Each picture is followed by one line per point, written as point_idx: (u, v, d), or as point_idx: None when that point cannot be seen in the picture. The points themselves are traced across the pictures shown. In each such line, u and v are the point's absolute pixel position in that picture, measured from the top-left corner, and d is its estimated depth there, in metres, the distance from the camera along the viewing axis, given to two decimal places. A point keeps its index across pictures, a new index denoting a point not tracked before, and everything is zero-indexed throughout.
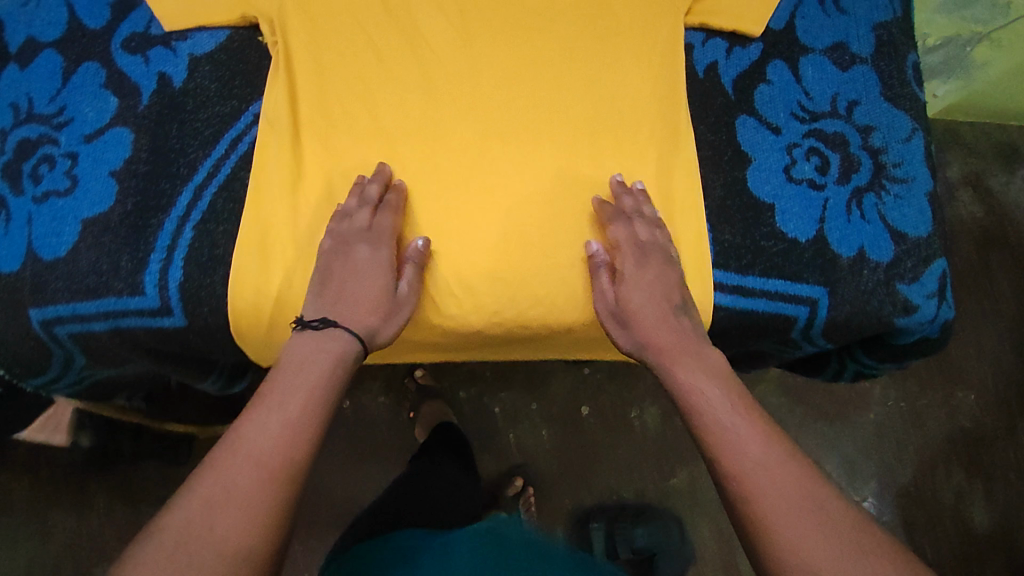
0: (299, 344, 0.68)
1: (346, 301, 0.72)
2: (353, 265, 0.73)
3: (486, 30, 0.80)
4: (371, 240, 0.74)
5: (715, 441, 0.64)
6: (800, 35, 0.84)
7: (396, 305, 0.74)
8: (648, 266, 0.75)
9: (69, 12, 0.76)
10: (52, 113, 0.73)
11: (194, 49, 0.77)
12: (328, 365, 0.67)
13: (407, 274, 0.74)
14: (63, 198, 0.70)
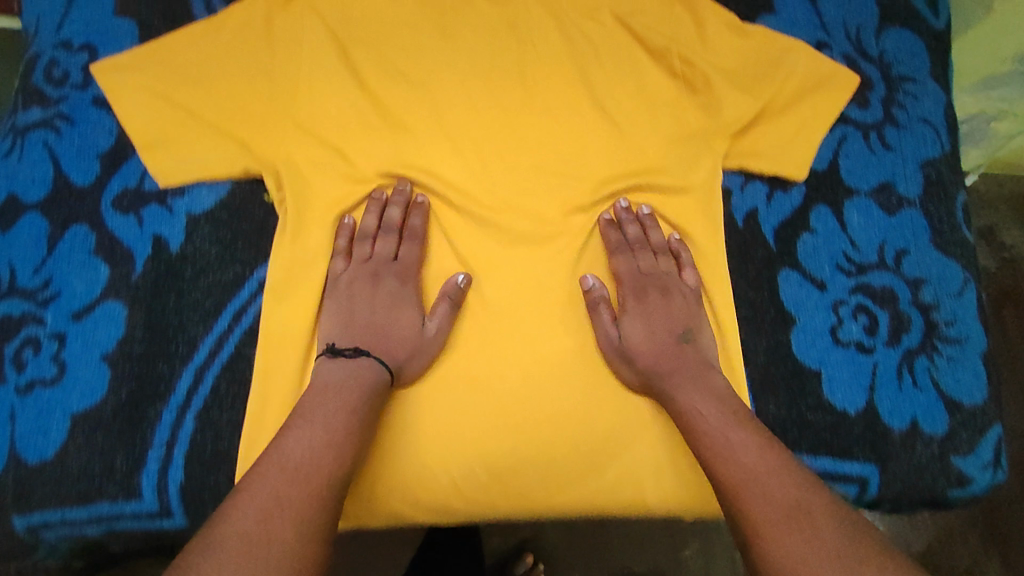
0: (327, 368, 0.65)
1: (375, 331, 0.68)
2: (380, 295, 0.70)
3: (510, 179, 0.75)
4: (399, 271, 0.71)
5: (737, 476, 0.59)
6: (845, 177, 0.78)
7: (426, 343, 0.69)
8: (645, 303, 0.72)
9: (55, 168, 0.70)
10: (36, 286, 0.67)
11: (192, 208, 0.71)
12: (357, 394, 0.62)
13: (438, 311, 0.70)
14: (50, 388, 0.64)
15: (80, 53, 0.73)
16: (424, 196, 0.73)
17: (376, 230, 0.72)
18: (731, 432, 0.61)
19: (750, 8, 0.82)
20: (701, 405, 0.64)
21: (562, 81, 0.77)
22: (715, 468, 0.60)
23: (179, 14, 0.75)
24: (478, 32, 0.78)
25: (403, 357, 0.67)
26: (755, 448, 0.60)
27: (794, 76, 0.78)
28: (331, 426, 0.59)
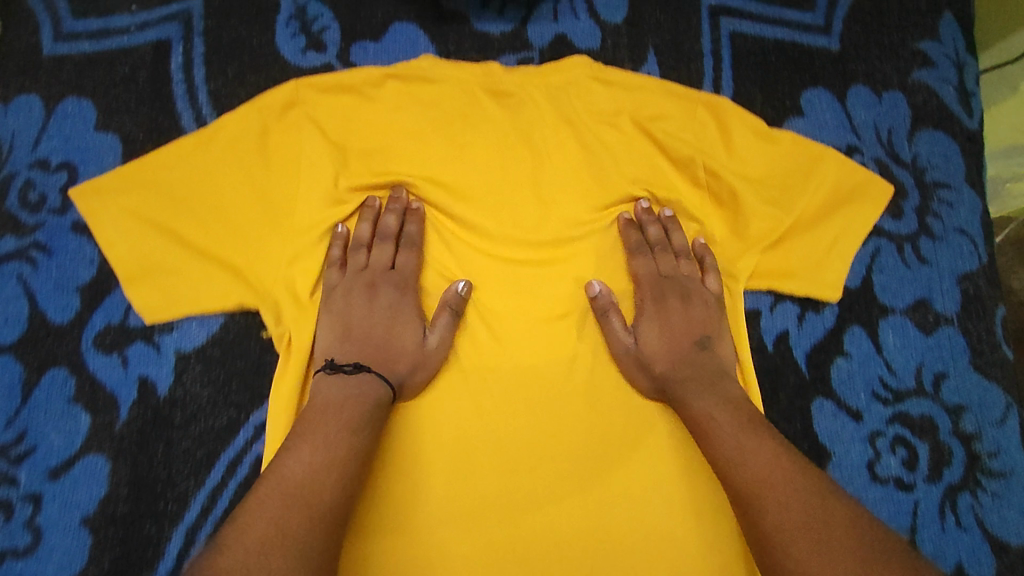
0: (325, 388, 0.61)
1: (375, 344, 0.64)
2: (377, 306, 0.66)
3: (524, 306, 0.69)
4: (397, 281, 0.67)
5: (758, 489, 0.54)
6: (879, 293, 0.74)
7: (428, 358, 0.65)
8: (663, 307, 0.69)
9: (31, 304, 0.65)
10: (10, 441, 0.62)
11: (182, 345, 0.66)
12: (356, 415, 0.58)
13: (440, 324, 0.66)
14: (24, 557, 0.60)
15: (58, 173, 0.68)
16: (420, 203, 0.70)
17: (372, 240, 0.69)
18: (753, 443, 0.57)
19: (777, 110, 0.77)
20: (719, 414, 0.60)
21: (578, 194, 0.72)
22: (737, 479, 0.56)
23: (166, 126, 0.70)
24: (488, 140, 0.72)
25: (403, 371, 0.63)
26: (780, 460, 0.55)
27: (825, 187, 0.73)
28: (331, 445, 0.55)
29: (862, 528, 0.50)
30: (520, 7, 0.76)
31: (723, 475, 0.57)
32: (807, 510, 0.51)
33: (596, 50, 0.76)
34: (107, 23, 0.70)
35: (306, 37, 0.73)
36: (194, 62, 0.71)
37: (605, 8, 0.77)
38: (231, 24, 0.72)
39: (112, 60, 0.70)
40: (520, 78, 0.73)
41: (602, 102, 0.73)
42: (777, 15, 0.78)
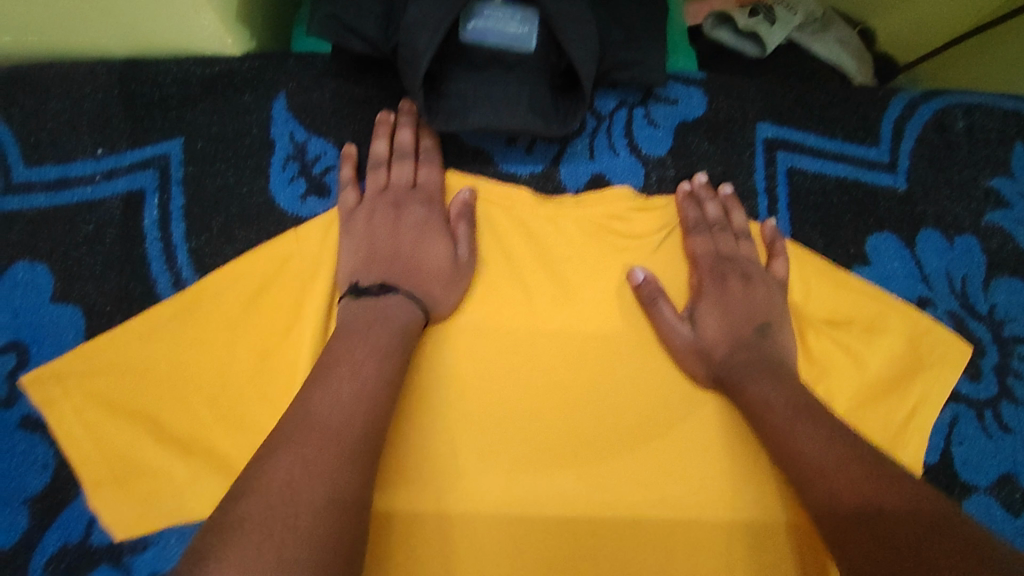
0: (353, 312, 0.55)
1: (403, 265, 0.57)
2: (404, 220, 0.59)
3: (559, 504, 0.59)
4: (423, 197, 0.61)
5: (826, 480, 0.49)
6: (959, 470, 0.65)
7: (459, 269, 0.59)
8: (724, 288, 0.62)
9: None
10: None
11: (158, 567, 0.54)
12: (382, 344, 0.52)
13: (463, 234, 0.60)
14: None
15: (3, 358, 0.56)
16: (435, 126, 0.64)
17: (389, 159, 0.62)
18: (813, 432, 0.52)
19: (840, 256, 0.69)
20: (778, 399, 0.55)
21: (625, 370, 0.62)
22: (800, 473, 0.51)
23: (138, 295, 0.59)
24: (516, 304, 0.62)
25: (435, 294, 0.57)
26: (848, 452, 0.50)
27: (898, 347, 0.66)
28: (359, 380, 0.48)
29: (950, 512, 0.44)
30: (553, 143, 0.66)
31: (787, 464, 0.52)
32: (871, 506, 0.46)
33: (640, 190, 0.67)
34: (67, 171, 0.59)
35: (306, 181, 0.63)
36: (172, 218, 0.60)
37: (647, 140, 0.67)
38: (215, 169, 0.61)
39: (74, 216, 0.59)
40: (552, 211, 0.65)
41: (645, 253, 0.65)
42: (840, 150, 0.70)
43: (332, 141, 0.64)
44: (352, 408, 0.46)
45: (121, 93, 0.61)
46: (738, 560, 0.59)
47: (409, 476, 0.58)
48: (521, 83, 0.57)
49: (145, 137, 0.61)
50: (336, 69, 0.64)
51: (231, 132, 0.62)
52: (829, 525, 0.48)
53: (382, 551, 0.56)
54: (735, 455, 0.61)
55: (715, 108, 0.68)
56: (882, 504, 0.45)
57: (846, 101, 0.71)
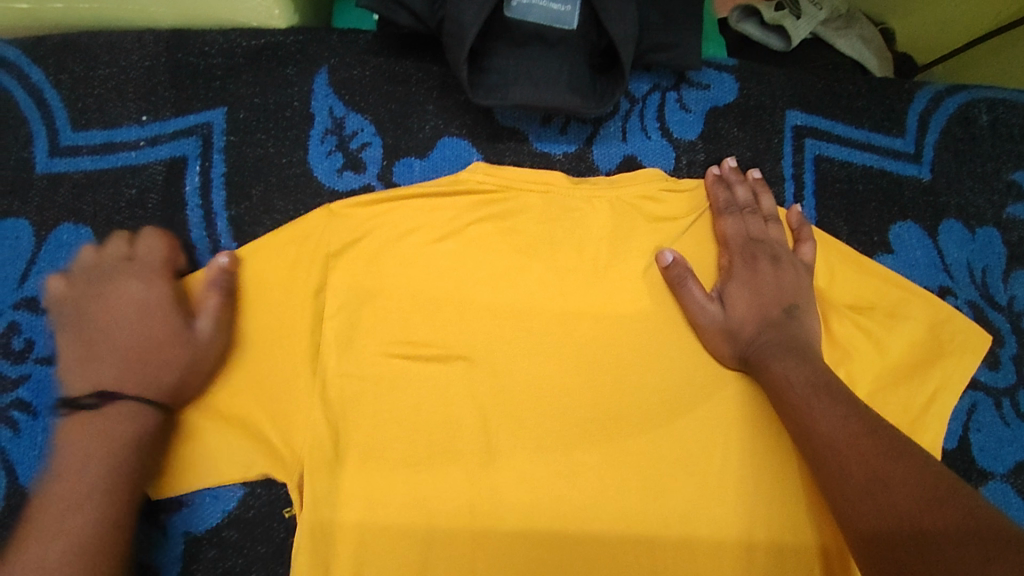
0: (72, 434, 0.51)
1: (111, 359, 0.53)
2: (118, 301, 0.55)
3: (584, 479, 0.59)
4: (139, 271, 0.56)
5: (843, 454, 0.50)
6: (977, 456, 0.67)
7: (198, 347, 0.55)
8: (754, 269, 0.63)
9: (9, 479, 0.54)
10: None
11: (192, 527, 0.57)
12: (109, 447, 0.50)
13: (207, 306, 0.56)
14: None
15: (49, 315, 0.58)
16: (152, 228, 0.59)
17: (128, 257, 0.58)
18: (829, 407, 0.53)
19: (863, 244, 0.70)
20: (800, 376, 0.56)
21: (653, 350, 0.63)
22: (814, 448, 0.52)
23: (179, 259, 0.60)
24: (546, 281, 0.63)
25: (168, 381, 0.54)
26: (868, 427, 0.51)
27: (917, 334, 0.66)
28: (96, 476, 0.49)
29: (949, 475, 0.45)
30: (586, 124, 0.68)
31: (803, 441, 0.53)
32: (874, 476, 0.47)
33: (671, 172, 0.68)
34: (113, 137, 0.61)
35: (343, 155, 0.64)
36: (213, 185, 0.61)
37: (679, 124, 0.69)
38: (256, 139, 0.63)
39: (117, 180, 0.60)
40: (588, 191, 0.65)
41: (673, 235, 0.66)
42: (866, 139, 0.72)
43: (370, 117, 0.65)
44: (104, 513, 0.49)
45: (169, 61, 0.62)
46: (760, 537, 0.59)
47: (435, 446, 0.58)
48: (562, 63, 0.59)
49: (189, 106, 0.62)
50: (378, 46, 0.65)
51: (273, 104, 0.63)
52: (836, 496, 0.49)
53: (413, 516, 0.57)
54: (757, 435, 0.62)
55: (746, 93, 0.70)
56: (883, 474, 0.47)
57: (872, 92, 0.72)
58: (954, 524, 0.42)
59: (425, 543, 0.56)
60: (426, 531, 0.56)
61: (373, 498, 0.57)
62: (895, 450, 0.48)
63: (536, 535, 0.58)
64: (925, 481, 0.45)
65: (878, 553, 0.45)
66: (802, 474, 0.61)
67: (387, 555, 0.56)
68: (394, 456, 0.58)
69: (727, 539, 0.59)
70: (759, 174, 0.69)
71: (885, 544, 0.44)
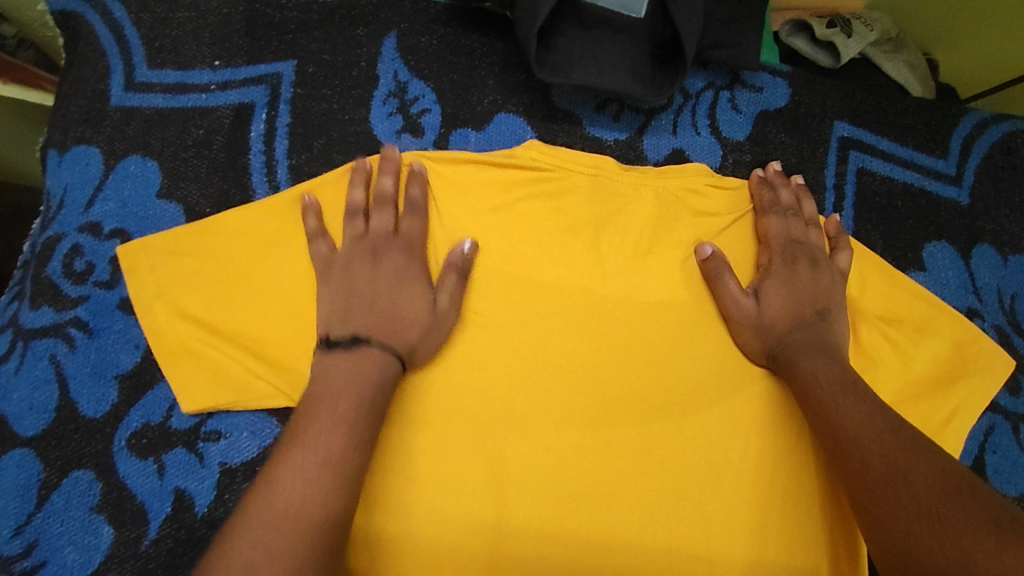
0: (314, 388, 0.51)
1: (415, 325, 0.55)
2: (380, 261, 0.57)
3: (608, 456, 0.60)
4: (401, 245, 0.58)
5: (865, 449, 0.51)
6: (992, 477, 0.68)
7: (442, 321, 0.58)
8: (791, 269, 0.64)
9: (61, 392, 0.57)
10: (17, 553, 0.54)
11: (227, 457, 0.58)
12: (352, 398, 0.50)
13: (447, 284, 0.59)
14: None
15: (110, 241, 0.60)
16: (419, 164, 0.62)
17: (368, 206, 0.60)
18: (853, 405, 0.55)
19: (897, 258, 0.71)
20: (827, 374, 0.58)
21: (685, 338, 0.64)
22: (837, 442, 0.54)
23: (236, 202, 0.62)
24: (590, 258, 0.64)
25: (417, 338, 0.55)
26: (891, 424, 0.52)
27: (942, 352, 0.68)
28: (340, 426, 0.48)
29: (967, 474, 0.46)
30: (639, 114, 0.70)
31: (827, 436, 0.55)
32: (894, 469, 0.49)
33: (716, 168, 0.70)
34: (185, 78, 0.64)
35: (402, 118, 0.66)
36: (277, 133, 0.64)
37: (728, 123, 0.71)
38: (321, 95, 0.65)
39: (186, 119, 0.63)
40: (636, 178, 0.67)
41: (714, 230, 0.67)
42: (909, 157, 0.73)
43: (432, 86, 0.67)
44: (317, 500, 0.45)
45: (246, 11, 0.65)
46: (773, 529, 0.61)
47: (466, 409, 0.60)
48: (626, 50, 0.62)
49: (260, 56, 0.65)
50: (446, 17, 0.68)
51: (341, 62, 0.66)
52: (857, 491, 0.50)
53: (441, 472, 0.58)
54: (779, 432, 0.63)
55: (797, 100, 0.73)
56: (903, 469, 0.48)
57: (919, 112, 0.75)
58: (966, 516, 0.43)
59: (451, 499, 0.58)
60: (451, 486, 0.58)
61: (403, 450, 0.58)
62: (916, 450, 0.49)
63: (558, 503, 0.59)
64: (939, 480, 0.46)
65: (891, 545, 0.46)
66: (818, 474, 0.62)
67: (413, 506, 0.57)
68: (427, 413, 0.59)
69: (742, 528, 0.60)
70: (802, 180, 0.71)
71: (896, 535, 0.45)
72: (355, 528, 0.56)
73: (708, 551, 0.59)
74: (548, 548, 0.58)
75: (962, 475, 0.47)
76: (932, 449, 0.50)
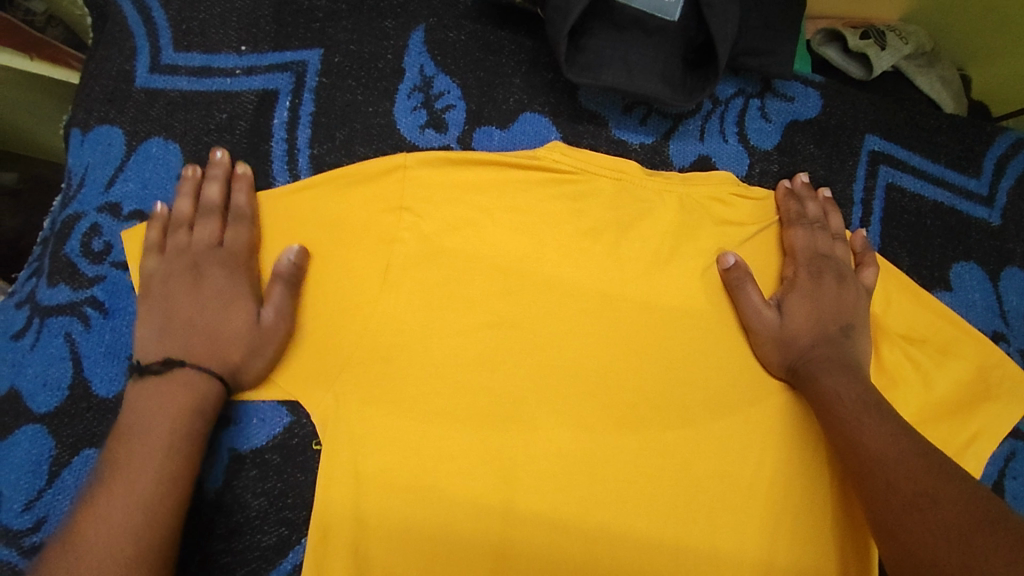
0: (137, 400, 0.52)
1: (227, 363, 0.54)
2: (191, 297, 0.56)
3: (619, 462, 0.59)
4: (223, 259, 0.57)
5: (888, 472, 0.50)
6: (1010, 504, 0.66)
7: (271, 337, 0.56)
8: (817, 282, 0.63)
9: (74, 370, 0.56)
10: (25, 530, 0.54)
11: (237, 443, 0.58)
12: (183, 409, 0.52)
13: (273, 296, 0.57)
14: None
15: (129, 222, 0.60)
16: (246, 168, 0.60)
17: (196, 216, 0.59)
18: (876, 426, 0.54)
19: (923, 277, 0.70)
20: (850, 393, 0.57)
21: (702, 348, 0.63)
22: (859, 463, 0.53)
23: (257, 189, 0.62)
24: (609, 261, 0.63)
25: (236, 362, 0.55)
26: (916, 447, 0.51)
27: (966, 375, 0.66)
28: (163, 438, 0.51)
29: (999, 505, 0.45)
30: (666, 119, 0.69)
31: (849, 455, 0.54)
32: (921, 492, 0.48)
33: (742, 177, 0.69)
34: (211, 62, 0.63)
35: (427, 113, 0.65)
36: (300, 121, 0.63)
37: (757, 132, 0.70)
38: (346, 85, 0.64)
39: (210, 103, 0.62)
40: (660, 184, 0.66)
41: (736, 240, 0.66)
42: (940, 175, 0.72)
43: (457, 81, 0.66)
44: (149, 489, 0.49)
45: None
46: (784, 547, 0.59)
47: (477, 410, 0.59)
48: (657, 53, 0.60)
49: (287, 43, 0.64)
50: (476, 13, 0.67)
51: (367, 53, 0.65)
52: (883, 512, 0.49)
53: (449, 470, 0.57)
54: (795, 448, 0.62)
55: (828, 111, 0.71)
56: (929, 493, 0.47)
57: (952, 129, 0.73)
58: (997, 549, 0.41)
59: (459, 498, 0.57)
60: (458, 484, 0.57)
61: (412, 447, 0.57)
62: (942, 476, 0.48)
63: (565, 509, 0.58)
64: (968, 510, 0.45)
65: (916, 570, 0.45)
66: (832, 494, 0.61)
67: (420, 504, 0.56)
68: (436, 410, 0.58)
69: (753, 543, 0.59)
70: (830, 193, 0.69)
71: (926, 561, 0.44)
72: (361, 521, 0.56)
73: (717, 566, 0.58)
74: (553, 554, 0.57)
75: (992, 505, 0.45)
76: (959, 475, 0.49)
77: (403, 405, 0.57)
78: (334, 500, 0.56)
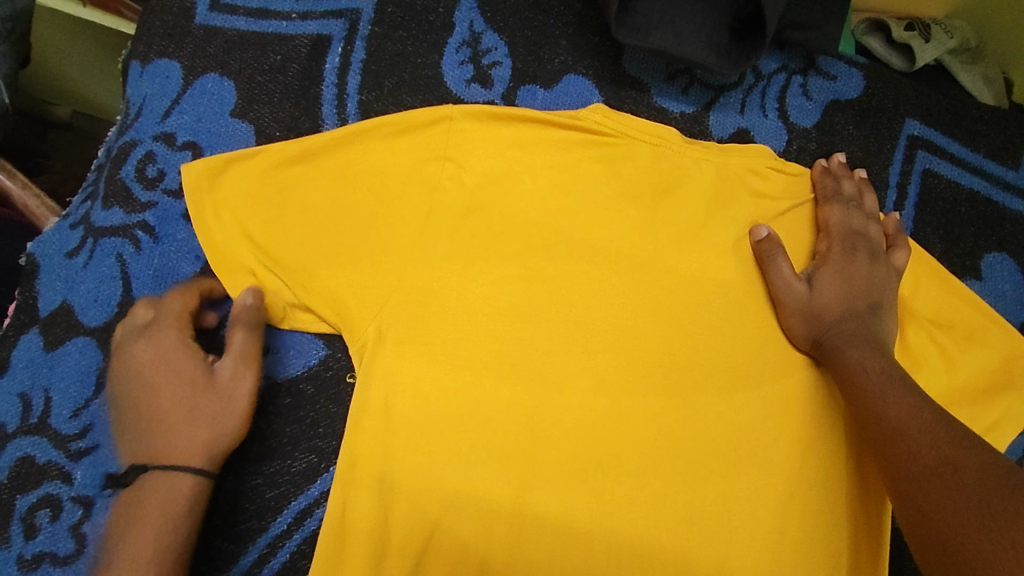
0: (124, 506, 0.55)
1: (196, 435, 0.56)
2: (150, 390, 0.56)
3: (640, 418, 0.61)
4: (172, 348, 0.57)
5: (909, 440, 0.51)
6: None
7: (234, 392, 0.58)
8: (850, 259, 0.64)
9: (123, 289, 0.61)
10: (71, 435, 0.59)
11: (274, 372, 0.64)
12: (164, 519, 0.54)
13: (234, 349, 0.58)
14: (58, 567, 0.57)
15: (182, 152, 0.63)
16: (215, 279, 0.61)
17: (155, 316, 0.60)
18: (900, 398, 0.54)
19: (954, 263, 0.70)
20: (875, 366, 0.57)
21: (729, 316, 0.64)
22: (883, 431, 0.53)
23: (306, 129, 0.64)
24: (643, 223, 0.64)
25: (206, 438, 0.56)
26: (937, 417, 0.51)
27: (991, 362, 0.66)
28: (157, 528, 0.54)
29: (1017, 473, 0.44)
30: (708, 89, 0.70)
31: (871, 424, 0.55)
32: (943, 461, 0.48)
33: (779, 152, 0.70)
34: (269, 5, 0.66)
35: (473, 67, 0.67)
36: (351, 67, 0.65)
37: (797, 109, 0.71)
38: (397, 36, 0.66)
39: (266, 44, 0.65)
40: (699, 152, 0.67)
41: (771, 213, 0.67)
42: (978, 164, 0.72)
43: (505, 39, 0.68)
44: None
45: None
46: (797, 512, 0.60)
47: (505, 358, 0.60)
48: (706, 18, 0.61)
49: None
50: None
51: (420, 5, 0.67)
52: (903, 478, 0.50)
53: (475, 412, 0.59)
54: (815, 417, 0.63)
55: (870, 92, 0.72)
56: (949, 461, 0.47)
57: (994, 120, 0.73)
58: (1006, 513, 0.41)
59: (483, 440, 0.58)
60: (483, 426, 0.59)
61: (441, 389, 0.59)
62: (962, 447, 0.48)
63: (585, 461, 0.59)
64: (985, 478, 0.45)
65: (931, 534, 0.45)
66: (846, 465, 0.62)
67: (444, 445, 0.58)
68: (466, 354, 0.60)
69: (766, 506, 0.60)
70: (865, 173, 0.70)
71: (941, 524, 0.45)
72: (387, 454, 0.58)
73: (729, 525, 0.59)
74: (570, 504, 0.58)
75: (1008, 471, 0.44)
76: (980, 445, 0.48)
77: (435, 346, 0.59)
78: (364, 431, 0.58)
